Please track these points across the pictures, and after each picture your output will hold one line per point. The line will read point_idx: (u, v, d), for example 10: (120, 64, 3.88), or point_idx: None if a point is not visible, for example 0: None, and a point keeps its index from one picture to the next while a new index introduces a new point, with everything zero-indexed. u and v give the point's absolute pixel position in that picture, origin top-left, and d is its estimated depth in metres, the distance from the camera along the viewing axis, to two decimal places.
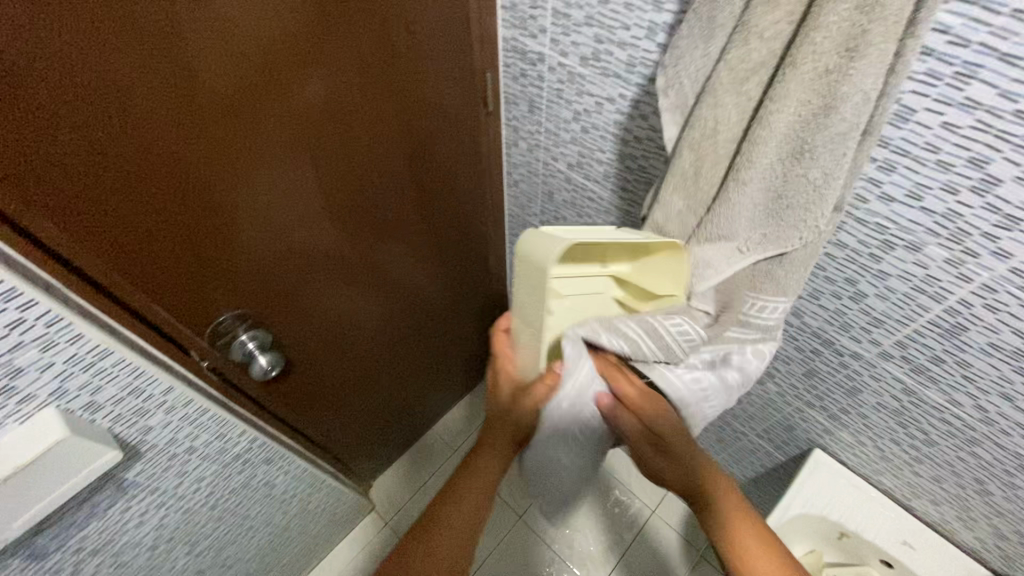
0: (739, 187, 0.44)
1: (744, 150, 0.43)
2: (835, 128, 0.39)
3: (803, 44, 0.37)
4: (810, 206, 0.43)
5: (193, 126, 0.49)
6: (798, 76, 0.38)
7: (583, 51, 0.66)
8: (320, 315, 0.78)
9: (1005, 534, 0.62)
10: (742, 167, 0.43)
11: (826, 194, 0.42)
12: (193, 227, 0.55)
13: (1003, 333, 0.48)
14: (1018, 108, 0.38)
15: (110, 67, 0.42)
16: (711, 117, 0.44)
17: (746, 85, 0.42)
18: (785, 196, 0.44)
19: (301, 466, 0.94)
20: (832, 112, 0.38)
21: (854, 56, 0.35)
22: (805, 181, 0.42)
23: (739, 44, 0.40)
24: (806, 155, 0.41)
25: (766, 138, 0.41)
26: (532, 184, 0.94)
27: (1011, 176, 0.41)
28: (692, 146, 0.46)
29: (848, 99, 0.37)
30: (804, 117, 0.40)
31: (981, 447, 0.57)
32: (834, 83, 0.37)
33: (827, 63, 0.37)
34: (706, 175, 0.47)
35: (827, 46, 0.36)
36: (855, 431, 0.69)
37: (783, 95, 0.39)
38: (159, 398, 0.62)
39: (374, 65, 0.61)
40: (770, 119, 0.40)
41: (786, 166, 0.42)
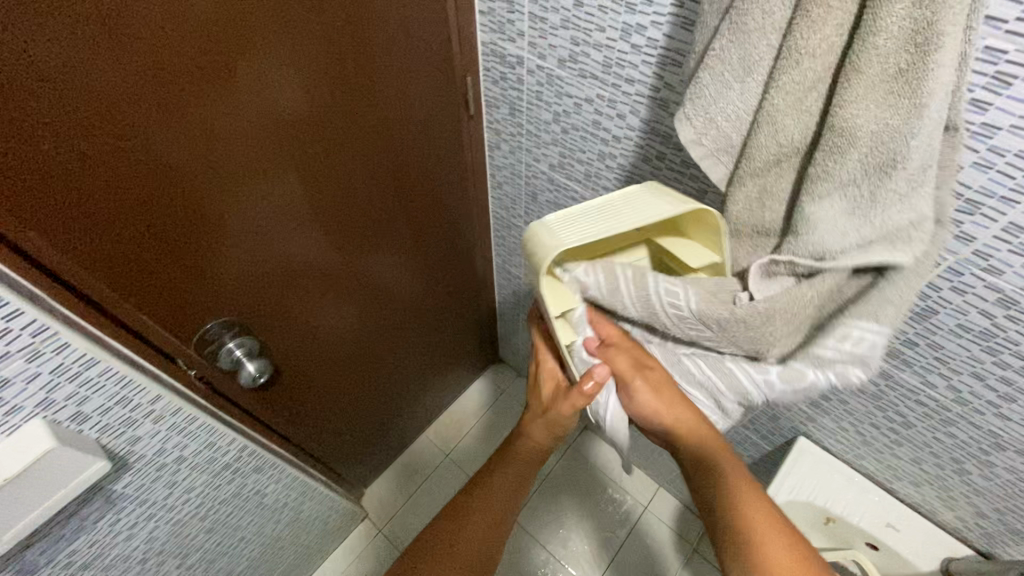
0: (820, 206, 0.37)
1: (815, 169, 0.36)
2: (923, 130, 0.32)
3: (864, 47, 0.31)
4: (900, 218, 0.36)
5: (181, 132, 0.48)
6: (865, 82, 0.32)
7: (560, 53, 0.64)
8: (308, 325, 0.77)
9: (985, 512, 0.65)
10: (823, 182, 0.36)
11: (920, 205, 0.35)
12: (183, 236, 0.54)
13: (970, 314, 0.50)
14: (973, 98, 0.39)
15: (87, 73, 0.40)
16: (771, 143, 0.39)
17: (807, 102, 0.36)
18: (876, 212, 0.36)
19: (291, 474, 0.92)
20: (918, 113, 0.31)
21: (929, 49, 0.29)
22: (897, 194, 0.35)
23: (789, 68, 0.35)
24: (896, 167, 0.34)
25: (844, 150, 0.34)
26: (515, 186, 0.91)
27: (971, 161, 0.42)
28: (752, 175, 0.41)
29: (933, 96, 0.31)
30: (887, 124, 0.33)
31: (957, 427, 0.59)
32: (917, 79, 0.31)
33: (898, 63, 0.31)
34: (774, 194, 0.42)
35: (890, 46, 0.30)
36: (837, 418, 0.71)
37: (852, 102, 0.33)
38: (147, 407, 0.60)
39: (354, 64, 0.60)
40: (842, 129, 0.34)
41: (878, 182, 0.35)
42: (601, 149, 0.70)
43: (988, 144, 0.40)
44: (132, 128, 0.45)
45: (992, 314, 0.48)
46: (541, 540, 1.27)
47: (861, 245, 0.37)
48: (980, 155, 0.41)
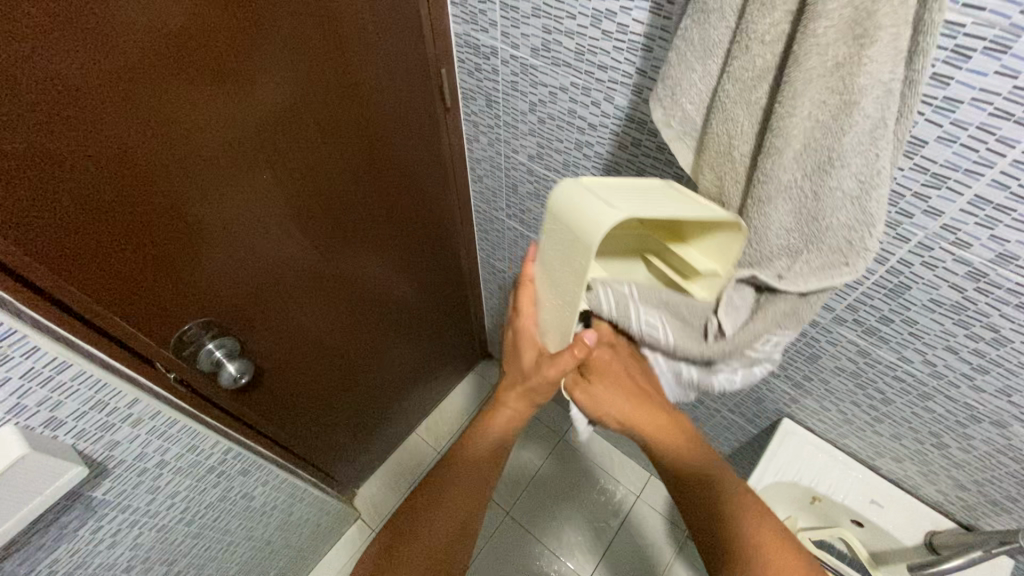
0: (761, 209, 0.39)
1: (761, 164, 0.37)
2: (859, 126, 0.34)
3: (805, 38, 0.32)
4: (857, 221, 0.37)
5: (150, 130, 0.47)
6: (803, 75, 0.33)
7: (533, 42, 0.64)
8: (292, 325, 0.76)
9: (964, 484, 0.66)
10: (761, 185, 0.38)
11: (868, 204, 0.37)
12: (157, 236, 0.53)
13: (941, 289, 0.51)
14: (935, 72, 0.40)
15: (49, 71, 0.39)
16: (724, 133, 0.40)
17: (756, 94, 0.37)
18: (820, 216, 0.38)
19: (278, 476, 0.91)
20: (853, 108, 0.33)
21: (865, 42, 0.31)
22: (838, 192, 0.36)
23: (739, 54, 0.36)
24: (834, 163, 0.35)
25: (785, 147, 0.36)
26: (496, 179, 0.91)
27: (935, 136, 0.43)
28: (711, 167, 0.42)
29: (868, 91, 0.32)
30: (822, 121, 0.35)
31: (934, 401, 0.60)
32: (851, 76, 0.32)
33: (835, 58, 0.32)
34: (729, 196, 0.42)
35: (831, 36, 0.32)
36: (819, 398, 0.72)
37: (795, 97, 0.34)
38: (124, 411, 0.59)
39: (326, 59, 0.59)
40: (784, 124, 0.35)
41: (814, 181, 0.37)
42: (577, 137, 0.70)
43: (951, 118, 0.41)
44: (101, 132, 0.44)
45: (962, 287, 0.49)
46: (535, 534, 1.27)
47: (808, 268, 0.40)
48: (944, 129, 0.42)
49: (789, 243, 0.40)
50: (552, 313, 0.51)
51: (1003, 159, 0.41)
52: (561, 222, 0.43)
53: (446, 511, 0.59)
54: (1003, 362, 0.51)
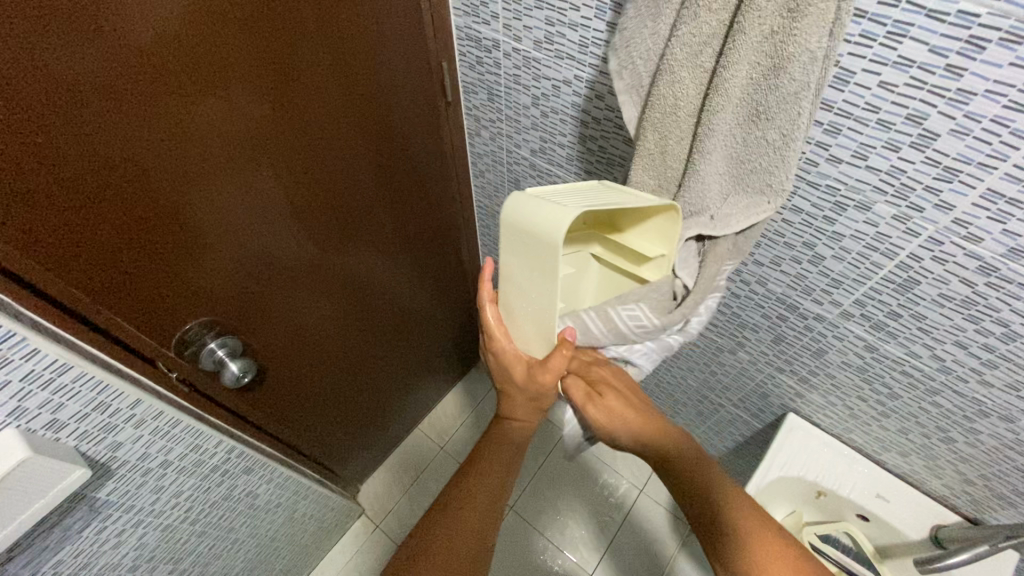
0: (702, 158, 0.43)
1: (704, 119, 0.41)
2: (786, 89, 0.37)
3: (749, 8, 0.34)
4: (774, 168, 0.42)
5: (147, 127, 0.46)
6: (745, 42, 0.36)
7: (536, 34, 0.63)
8: (295, 323, 0.76)
9: (971, 478, 0.66)
10: (704, 137, 0.42)
11: (787, 155, 0.40)
12: (158, 236, 0.52)
13: (951, 284, 0.50)
14: (948, 63, 0.39)
15: (42, 67, 0.38)
16: (670, 94, 0.42)
17: (702, 57, 0.40)
18: (748, 159, 0.43)
19: (282, 474, 0.91)
20: (781, 74, 0.36)
21: (798, 15, 0.33)
22: (763, 142, 0.41)
23: (688, 19, 0.38)
24: (760, 117, 0.40)
25: (723, 105, 0.40)
26: (498, 173, 0.90)
27: (948, 129, 0.42)
28: (655, 127, 0.45)
29: (795, 59, 0.35)
30: (756, 81, 0.38)
31: (942, 396, 0.60)
32: (783, 43, 0.35)
33: (772, 26, 0.35)
34: (672, 152, 0.46)
35: (771, 8, 0.34)
36: (824, 392, 0.72)
37: (733, 60, 0.37)
38: (127, 412, 0.59)
39: (325, 52, 0.58)
40: (726, 85, 0.38)
41: (745, 130, 0.41)
42: (580, 131, 0.70)
43: (964, 111, 0.40)
44: (99, 131, 0.43)
45: (973, 282, 0.49)
46: (540, 529, 1.27)
47: (739, 207, 0.46)
48: (956, 123, 0.41)
49: (723, 186, 0.46)
50: (531, 319, 0.53)
51: (1017, 153, 0.40)
52: (510, 240, 0.49)
53: (473, 522, 0.59)
54: (1012, 357, 0.51)
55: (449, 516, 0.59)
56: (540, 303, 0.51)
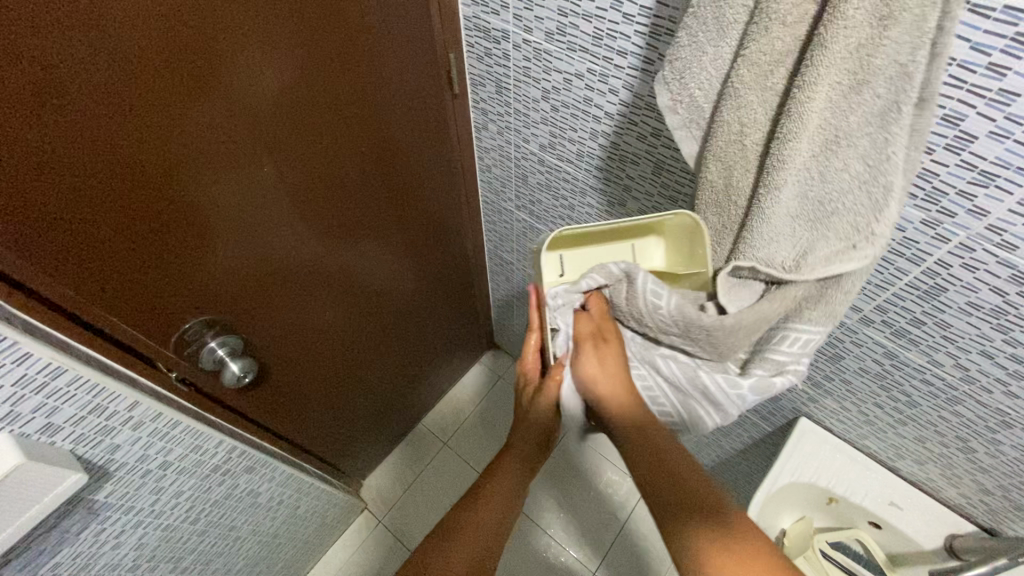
0: (772, 202, 0.39)
1: (774, 149, 0.37)
2: (870, 108, 0.34)
3: (832, 19, 0.31)
4: (859, 210, 0.37)
5: (147, 128, 0.45)
6: (828, 58, 0.32)
7: (548, 26, 0.61)
8: (296, 320, 0.74)
9: (989, 488, 0.64)
10: (776, 169, 0.38)
11: (874, 190, 0.36)
12: (156, 238, 0.51)
13: (980, 292, 0.48)
14: (991, 62, 0.36)
15: (38, 67, 0.37)
16: (735, 120, 0.39)
17: (772, 79, 0.36)
18: (827, 201, 0.38)
19: (283, 471, 0.90)
20: (864, 89, 0.33)
21: (889, 23, 0.30)
22: (845, 177, 0.37)
23: (758, 35, 0.35)
24: (841, 142, 0.36)
25: (800, 131, 0.35)
26: (505, 168, 0.88)
27: (986, 132, 0.39)
28: (719, 155, 0.42)
29: (883, 73, 0.32)
30: (835, 104, 0.34)
31: (963, 405, 0.58)
32: (869, 56, 0.32)
33: (858, 39, 0.31)
34: (737, 183, 0.43)
35: (858, 18, 0.31)
36: (839, 398, 0.70)
37: (813, 81, 0.33)
38: (124, 414, 0.57)
39: (327, 45, 0.56)
40: (801, 108, 0.35)
41: (823, 163, 0.37)
42: (593, 127, 0.67)
43: (1006, 113, 0.38)
44: (92, 122, 0.41)
45: (1004, 291, 0.46)
46: (542, 525, 1.26)
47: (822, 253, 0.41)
48: (996, 124, 0.39)
49: (796, 232, 0.41)
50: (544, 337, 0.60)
51: None
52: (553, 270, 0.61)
53: None
54: None
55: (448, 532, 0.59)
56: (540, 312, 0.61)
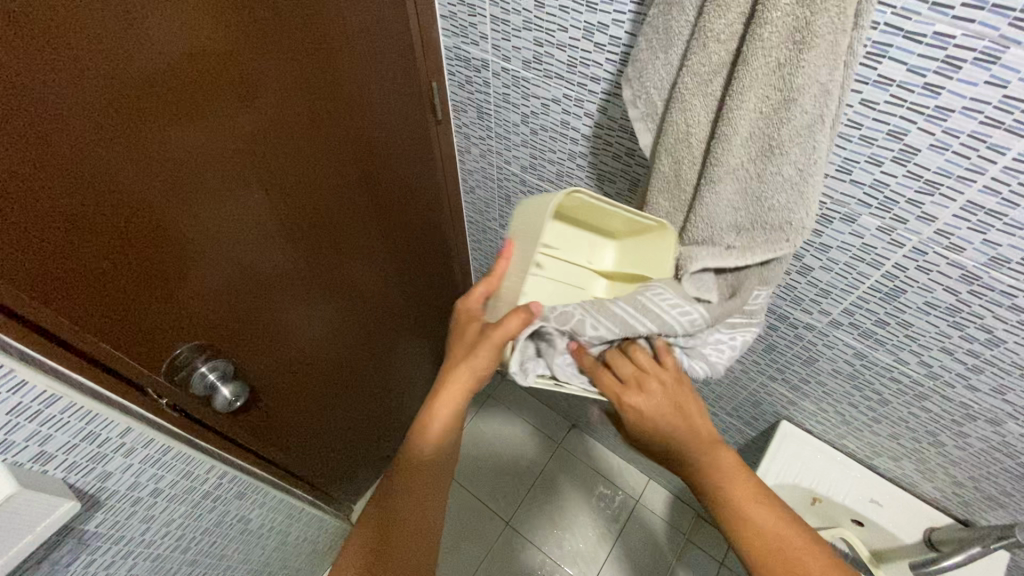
0: (713, 189, 0.43)
1: (713, 151, 0.42)
2: (798, 122, 0.38)
3: (754, 41, 0.35)
4: (792, 205, 0.42)
5: (145, 162, 0.47)
6: (752, 73, 0.37)
7: (525, 55, 0.64)
8: (285, 343, 0.75)
9: (961, 481, 0.67)
10: (713, 168, 0.42)
11: (804, 190, 0.41)
12: (151, 269, 0.53)
13: (936, 292, 0.51)
14: (925, 83, 0.40)
15: (47, 109, 0.39)
16: (682, 121, 0.43)
17: (711, 86, 0.40)
18: (764, 194, 0.42)
19: (274, 497, 0.90)
20: (792, 106, 0.37)
21: (805, 47, 0.34)
22: (779, 179, 0.41)
23: (697, 50, 0.39)
24: (775, 151, 0.40)
25: (732, 135, 0.40)
26: (489, 189, 0.91)
27: (927, 144, 0.43)
28: (669, 152, 0.45)
29: (806, 91, 0.36)
30: (766, 114, 0.38)
31: (930, 401, 0.61)
32: (792, 76, 0.36)
33: (777, 58, 0.35)
34: (685, 177, 0.46)
35: (775, 40, 0.35)
36: (815, 400, 0.73)
37: (743, 92, 0.38)
38: (116, 441, 0.58)
39: (313, 79, 0.59)
40: (733, 116, 0.39)
41: (760, 166, 0.41)
42: (571, 148, 0.70)
43: (942, 127, 0.42)
44: (81, 144, 0.42)
45: (956, 290, 0.50)
46: (537, 543, 1.26)
47: (756, 242, 0.45)
48: (936, 137, 0.43)
49: (737, 218, 0.45)
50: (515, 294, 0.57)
51: (994, 166, 0.41)
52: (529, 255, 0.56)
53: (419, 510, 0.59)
54: (996, 361, 0.52)
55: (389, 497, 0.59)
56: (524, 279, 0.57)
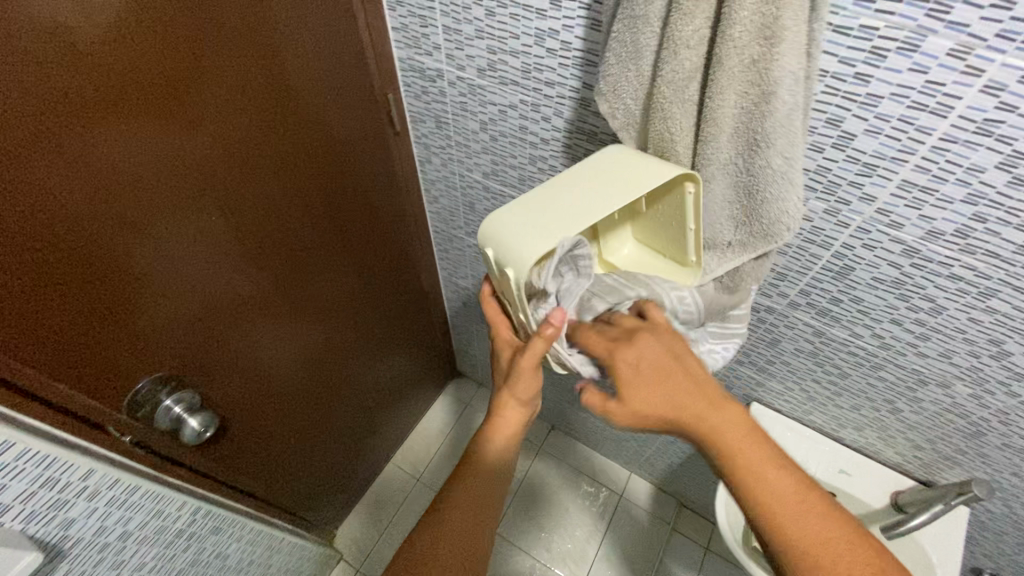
0: (708, 185, 0.46)
1: (704, 148, 0.44)
2: (779, 112, 0.39)
3: (725, 42, 0.37)
4: (787, 193, 0.43)
5: (95, 187, 0.46)
6: (728, 71, 0.38)
7: (479, 63, 0.65)
8: (250, 368, 0.73)
9: (919, 444, 0.71)
10: (705, 164, 0.45)
11: (793, 177, 0.42)
12: (106, 299, 0.50)
13: (882, 267, 0.55)
14: (856, 72, 0.43)
15: None
16: (666, 129, 0.45)
17: (688, 91, 0.42)
18: (757, 187, 0.44)
19: (252, 529, 0.87)
20: (771, 98, 0.39)
21: (775, 41, 0.36)
22: (769, 169, 0.42)
23: (669, 59, 0.40)
24: (761, 143, 0.41)
25: (718, 133, 0.42)
26: (453, 198, 0.91)
27: (862, 129, 0.46)
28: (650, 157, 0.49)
29: (781, 83, 0.38)
30: (747, 109, 0.40)
31: (885, 369, 0.64)
32: (766, 69, 0.37)
33: (751, 55, 0.37)
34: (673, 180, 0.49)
35: (745, 38, 0.37)
36: (782, 379, 0.76)
37: (721, 91, 0.40)
38: (77, 485, 0.54)
39: (264, 96, 0.58)
40: (715, 115, 0.41)
41: (747, 159, 0.43)
42: (531, 152, 0.72)
43: (875, 112, 0.45)
44: (21, 172, 0.40)
45: (899, 264, 0.53)
46: (526, 548, 1.26)
47: (755, 239, 0.48)
48: (869, 123, 0.46)
49: (734, 214, 0.48)
50: (527, 227, 0.48)
51: (923, 146, 0.45)
52: (581, 206, 0.48)
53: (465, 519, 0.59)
54: (941, 328, 0.56)
55: (431, 531, 0.58)
56: (550, 219, 0.48)
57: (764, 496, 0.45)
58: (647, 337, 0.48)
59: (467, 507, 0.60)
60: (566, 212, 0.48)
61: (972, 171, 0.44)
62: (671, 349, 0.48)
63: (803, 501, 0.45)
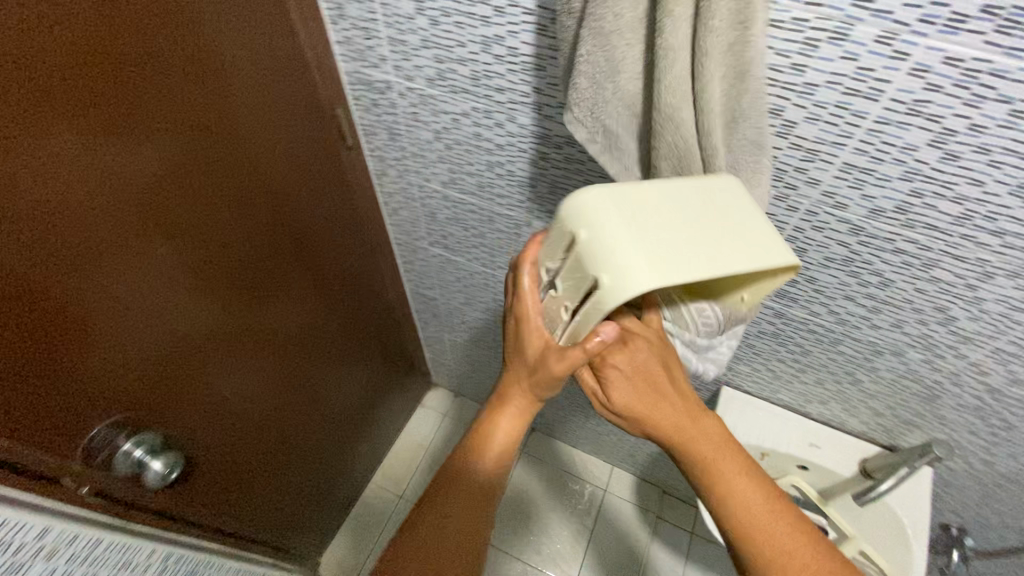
0: None
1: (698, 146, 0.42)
2: (752, 89, 0.41)
3: (709, 33, 0.36)
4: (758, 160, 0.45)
5: (29, 224, 0.42)
6: (716, 59, 0.38)
7: (427, 72, 0.65)
8: (213, 401, 0.69)
9: (881, 411, 0.74)
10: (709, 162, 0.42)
11: (763, 144, 0.45)
12: (50, 342, 0.47)
13: (831, 247, 0.57)
14: (791, 63, 0.45)
15: None
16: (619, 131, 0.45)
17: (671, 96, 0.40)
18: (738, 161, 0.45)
19: (230, 567, 0.83)
20: (749, 76, 0.40)
21: (749, 23, 0.37)
22: (745, 139, 0.44)
23: (663, 68, 0.39)
24: (741, 116, 0.42)
25: (715, 124, 0.40)
26: (412, 209, 0.90)
27: (802, 117, 0.48)
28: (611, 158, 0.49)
29: (756, 61, 0.39)
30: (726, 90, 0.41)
31: (844, 344, 0.67)
32: (743, 51, 0.39)
33: (729, 40, 0.38)
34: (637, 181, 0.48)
35: (724, 25, 0.37)
36: (749, 361, 0.78)
37: (710, 82, 0.38)
38: (33, 545, 0.50)
39: (207, 118, 0.55)
40: (710, 106, 0.39)
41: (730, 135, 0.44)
42: (487, 158, 0.71)
43: (812, 101, 0.47)
44: None
45: (847, 242, 0.56)
46: (516, 553, 1.26)
47: None
48: (807, 110, 0.47)
49: None
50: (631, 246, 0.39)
51: (859, 129, 0.47)
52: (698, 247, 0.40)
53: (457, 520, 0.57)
54: (890, 300, 0.59)
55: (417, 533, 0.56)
56: (660, 248, 0.39)
57: (734, 503, 0.48)
58: (645, 344, 0.52)
59: (458, 504, 0.58)
60: (679, 246, 0.40)
61: (906, 150, 0.46)
62: (662, 359, 0.52)
63: (772, 510, 0.47)
